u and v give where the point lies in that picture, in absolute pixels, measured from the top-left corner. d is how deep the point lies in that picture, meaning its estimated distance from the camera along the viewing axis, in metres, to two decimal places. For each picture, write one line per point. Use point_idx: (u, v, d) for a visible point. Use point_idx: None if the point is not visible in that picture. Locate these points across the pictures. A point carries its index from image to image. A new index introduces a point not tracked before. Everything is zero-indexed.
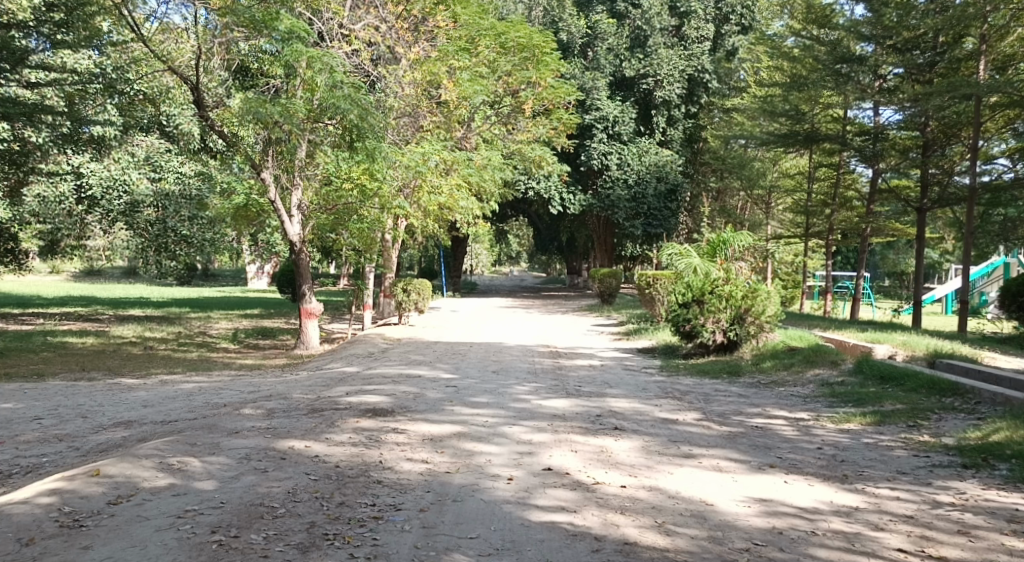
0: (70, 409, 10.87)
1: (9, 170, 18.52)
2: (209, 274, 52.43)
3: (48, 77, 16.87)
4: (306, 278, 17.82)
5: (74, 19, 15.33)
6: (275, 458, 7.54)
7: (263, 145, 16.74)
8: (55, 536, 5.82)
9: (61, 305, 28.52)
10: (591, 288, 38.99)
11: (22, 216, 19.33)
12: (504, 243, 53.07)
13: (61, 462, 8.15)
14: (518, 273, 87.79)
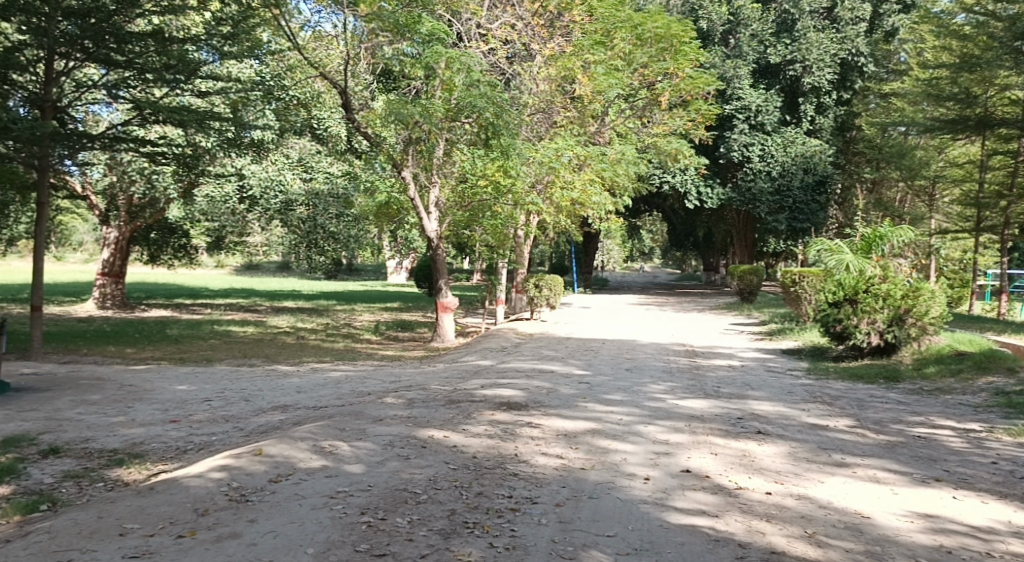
0: (235, 392, 11.58)
1: (182, 170, 17.81)
2: (353, 269, 54.24)
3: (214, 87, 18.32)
4: (442, 274, 18.34)
5: (241, 31, 15.43)
6: (417, 446, 7.74)
7: (404, 145, 17.27)
8: (226, 508, 6.17)
9: (223, 298, 29.83)
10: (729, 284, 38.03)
11: (194, 214, 21.77)
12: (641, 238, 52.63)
13: (228, 441, 8.66)
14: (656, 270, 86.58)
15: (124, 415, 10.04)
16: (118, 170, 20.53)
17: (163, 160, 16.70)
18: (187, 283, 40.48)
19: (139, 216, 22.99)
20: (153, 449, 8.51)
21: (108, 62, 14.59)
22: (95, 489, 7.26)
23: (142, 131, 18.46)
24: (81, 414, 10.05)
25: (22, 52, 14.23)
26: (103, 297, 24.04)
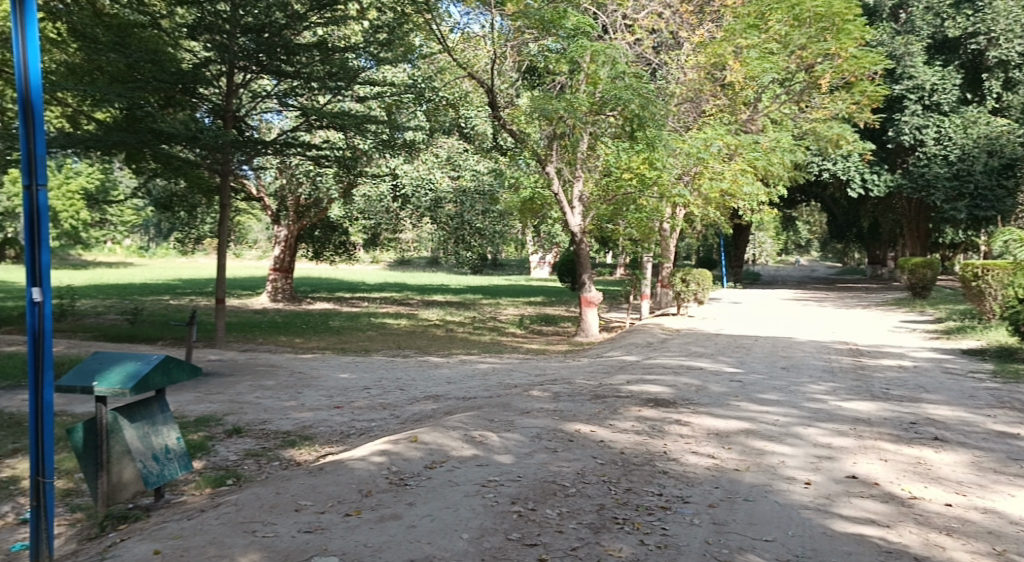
0: (390, 381, 11.96)
1: (342, 172, 18.86)
2: (498, 264, 55.01)
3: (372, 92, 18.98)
4: (586, 269, 18.21)
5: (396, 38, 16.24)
6: (564, 439, 7.66)
7: (548, 140, 17.50)
8: (387, 491, 6.32)
9: (378, 291, 31.14)
10: (898, 279, 35.81)
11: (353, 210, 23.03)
12: (797, 230, 50.41)
13: (385, 427, 8.92)
14: (815, 264, 82.68)
15: (295, 400, 10.57)
16: (288, 174, 22.03)
17: (326, 163, 17.52)
18: (347, 281, 38.80)
19: (305, 216, 24.32)
20: (319, 432, 8.90)
21: (279, 73, 15.46)
22: (271, 468, 7.64)
23: (306, 137, 19.28)
24: (257, 398, 10.67)
25: (208, 69, 15.34)
26: (274, 290, 25.48)
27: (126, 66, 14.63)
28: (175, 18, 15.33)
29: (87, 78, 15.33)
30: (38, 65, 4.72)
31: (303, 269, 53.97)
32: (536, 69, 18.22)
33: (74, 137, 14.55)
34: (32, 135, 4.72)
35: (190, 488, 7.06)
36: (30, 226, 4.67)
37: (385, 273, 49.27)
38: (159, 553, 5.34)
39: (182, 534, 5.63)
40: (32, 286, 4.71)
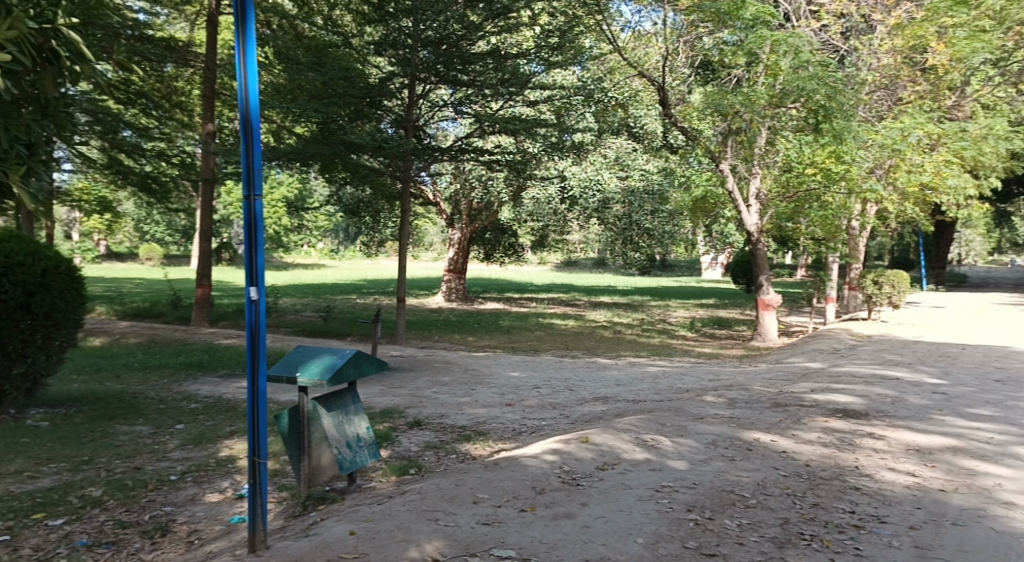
0: (560, 381, 11.86)
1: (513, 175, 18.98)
2: (669, 264, 53.88)
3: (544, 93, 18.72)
4: (763, 269, 17.47)
5: (567, 41, 16.04)
6: (742, 448, 7.22)
7: (723, 136, 16.77)
8: (560, 489, 6.17)
9: (547, 292, 31.60)
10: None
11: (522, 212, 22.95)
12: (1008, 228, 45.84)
13: (556, 427, 8.83)
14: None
15: (470, 396, 10.70)
16: (462, 179, 22.51)
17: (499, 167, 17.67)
18: (516, 280, 40.09)
19: (478, 219, 24.73)
20: (492, 429, 8.91)
21: (455, 83, 15.79)
22: (450, 460, 7.72)
23: (479, 141, 19.59)
24: (432, 392, 10.89)
25: (392, 82, 15.67)
26: (448, 290, 26.16)
27: (322, 84, 15.50)
28: (364, 36, 16.00)
29: (290, 97, 16.48)
30: (258, 82, 4.99)
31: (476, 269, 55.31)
32: (710, 63, 17.80)
33: (278, 151, 15.81)
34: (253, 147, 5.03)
35: (378, 474, 7.25)
36: (250, 230, 4.96)
37: (552, 272, 50.68)
38: (354, 534, 5.38)
39: (373, 517, 5.69)
40: (250, 285, 4.99)
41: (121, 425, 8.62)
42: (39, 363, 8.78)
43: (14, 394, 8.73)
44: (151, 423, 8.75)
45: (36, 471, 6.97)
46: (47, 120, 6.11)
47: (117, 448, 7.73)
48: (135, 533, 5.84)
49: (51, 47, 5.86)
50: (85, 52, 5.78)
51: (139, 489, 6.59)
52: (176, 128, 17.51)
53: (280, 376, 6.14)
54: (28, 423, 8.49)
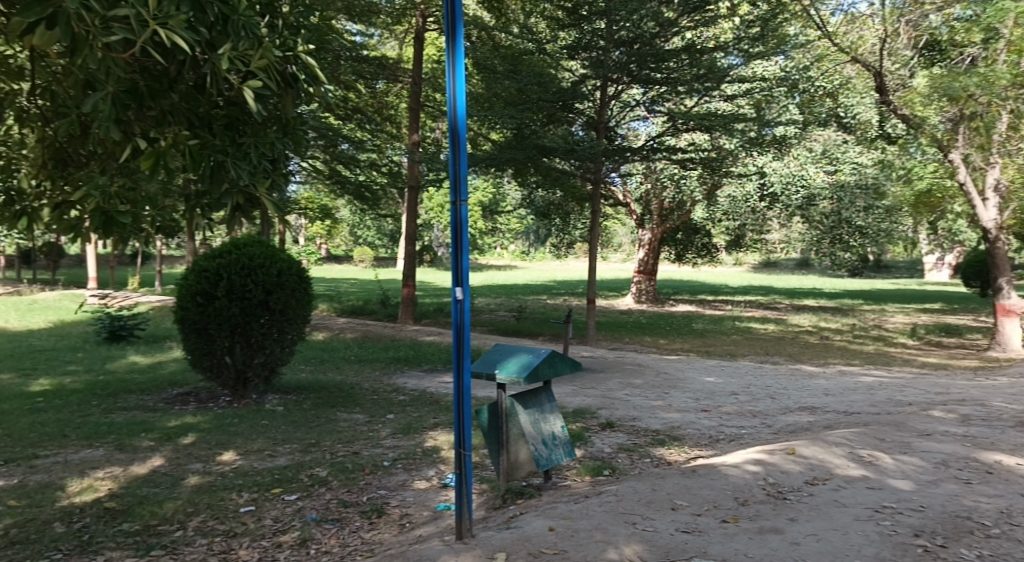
0: (761, 388, 11.11)
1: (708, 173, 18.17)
2: (884, 265, 49.95)
3: (742, 88, 17.48)
4: (1002, 271, 15.68)
5: (770, 30, 15.11)
6: (979, 471, 6.29)
7: (953, 124, 15.17)
8: (765, 502, 5.62)
9: (746, 294, 30.34)
10: None
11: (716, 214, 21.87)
12: None
13: (757, 436, 8.24)
14: None
15: (664, 400, 10.22)
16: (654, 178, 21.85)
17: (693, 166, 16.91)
18: (708, 280, 40.55)
19: (669, 219, 24.01)
20: (689, 434, 8.40)
21: (648, 82, 15.26)
22: (645, 464, 7.32)
23: (673, 140, 18.96)
24: (626, 395, 10.51)
25: (584, 84, 15.58)
26: (638, 292, 25.64)
27: (517, 91, 15.59)
28: (558, 41, 15.83)
29: (486, 105, 16.66)
30: (465, 83, 4.77)
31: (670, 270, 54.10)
32: (937, 43, 16.23)
33: (479, 157, 16.21)
34: (457, 152, 4.81)
35: (572, 473, 6.99)
36: (455, 232, 4.78)
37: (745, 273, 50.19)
38: (553, 531, 5.14)
39: (571, 515, 5.41)
40: (456, 284, 4.82)
41: (340, 412, 8.94)
42: (274, 354, 9.30)
43: (255, 381, 9.36)
44: (365, 412, 9.02)
45: (274, 450, 7.30)
46: (288, 141, 4.75)
47: (340, 433, 7.99)
48: (355, 512, 5.92)
49: (289, 68, 4.60)
50: (322, 75, 4.48)
51: (358, 473, 6.71)
52: (387, 141, 18.11)
53: (480, 372, 6.00)
54: (267, 407, 9.06)
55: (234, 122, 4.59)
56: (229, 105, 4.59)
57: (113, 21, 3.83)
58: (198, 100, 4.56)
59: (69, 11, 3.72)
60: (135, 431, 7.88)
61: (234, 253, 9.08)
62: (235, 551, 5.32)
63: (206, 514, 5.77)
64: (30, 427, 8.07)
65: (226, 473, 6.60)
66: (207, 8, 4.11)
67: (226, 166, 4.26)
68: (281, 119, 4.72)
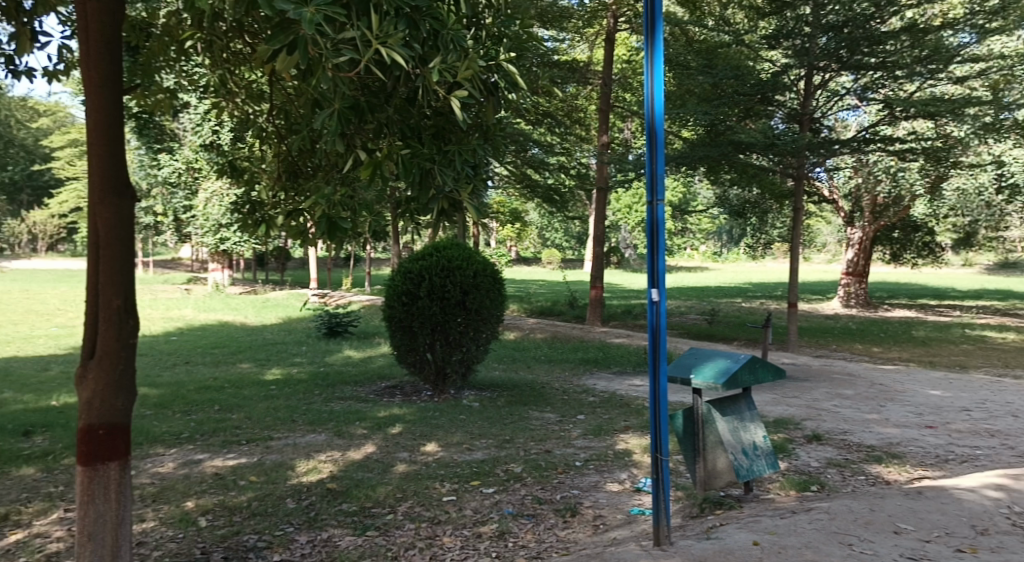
0: (997, 405, 9.91)
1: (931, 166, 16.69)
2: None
3: (974, 70, 15.99)
4: None
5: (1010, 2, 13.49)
6: None
7: None
8: (1011, 533, 4.89)
9: (975, 299, 27.56)
10: None
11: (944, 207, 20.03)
12: None
13: (995, 459, 7.33)
14: None
15: (879, 413, 9.34)
16: (864, 172, 20.26)
17: (913, 155, 15.48)
18: (934, 280, 39.74)
19: (883, 216, 22.16)
20: (910, 452, 7.60)
21: (860, 68, 14.01)
22: (858, 481, 6.65)
23: (889, 130, 17.50)
24: (837, 406, 9.73)
25: (787, 75, 14.69)
26: (846, 295, 23.97)
27: (711, 87, 14.95)
28: (756, 31, 15.03)
29: (679, 103, 16.05)
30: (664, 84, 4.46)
31: (882, 273, 50.43)
32: None
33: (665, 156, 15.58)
34: (655, 151, 4.52)
35: (775, 486, 6.42)
36: (650, 233, 4.49)
37: (975, 274, 46.78)
38: (759, 545, 4.71)
39: (778, 531, 4.91)
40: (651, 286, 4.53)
41: (533, 411, 8.90)
42: (471, 351, 9.40)
43: (455, 376, 9.50)
44: (558, 411, 8.93)
45: (472, 444, 7.35)
46: (488, 148, 4.40)
47: (533, 431, 7.92)
48: (550, 509, 5.74)
49: (489, 76, 4.16)
50: (522, 83, 4.02)
51: (552, 470, 6.54)
52: (574, 143, 18.07)
53: (673, 378, 5.63)
54: (465, 402, 9.19)
55: (441, 132, 4.34)
56: (434, 114, 4.33)
57: (342, 44, 3.68)
58: (408, 110, 4.26)
59: (304, 37, 3.57)
60: (352, 419, 8.27)
61: (435, 255, 9.30)
62: (440, 538, 5.31)
63: (414, 500, 5.83)
64: (265, 411, 8.68)
65: (430, 463, 6.70)
66: (419, 24, 3.87)
67: (433, 173, 3.97)
68: (480, 126, 4.38)
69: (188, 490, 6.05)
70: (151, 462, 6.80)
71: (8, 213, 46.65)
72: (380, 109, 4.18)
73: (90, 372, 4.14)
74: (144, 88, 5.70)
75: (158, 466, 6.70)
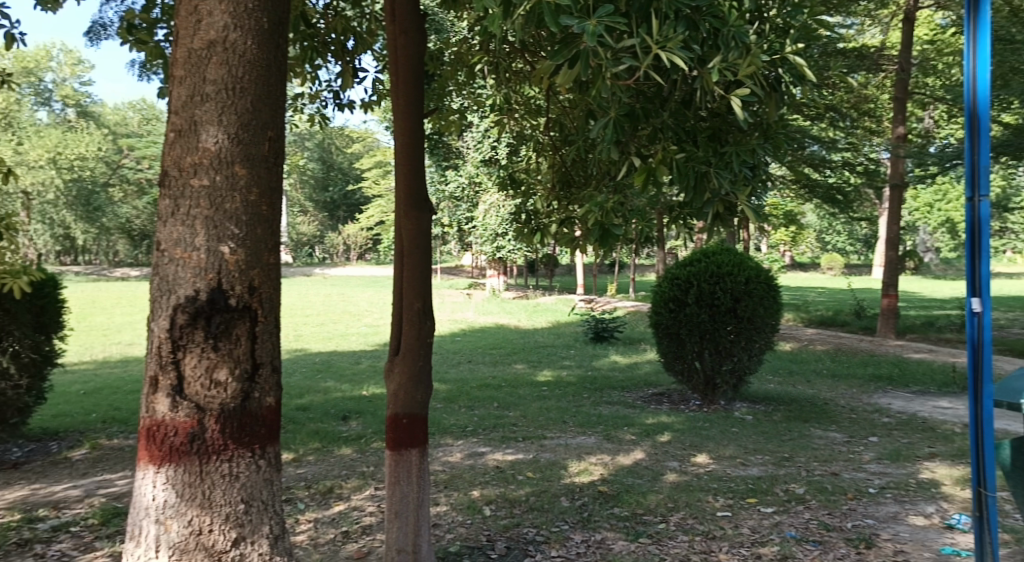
0: None
1: None
2: None
3: None
4: None
5: None
6: None
7: None
8: None
9: None
10: None
11: None
12: None
13: None
14: None
15: None
16: None
17: None
18: None
19: None
20: None
21: None
22: None
23: None
24: None
25: None
26: None
27: None
28: None
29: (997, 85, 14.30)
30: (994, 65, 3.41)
31: None
32: None
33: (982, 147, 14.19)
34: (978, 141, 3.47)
35: None
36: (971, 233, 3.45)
37: None
38: None
39: None
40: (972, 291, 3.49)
41: (815, 429, 8.51)
42: (742, 361, 9.15)
43: (724, 387, 9.31)
44: (844, 432, 8.45)
45: (747, 459, 7.19)
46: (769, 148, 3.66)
47: (816, 451, 7.57)
48: (840, 538, 5.37)
49: (770, 72, 3.52)
50: (814, 77, 3.27)
51: (840, 496, 6.18)
52: (861, 137, 16.95)
53: None
54: (736, 415, 9.01)
55: (718, 133, 3.67)
56: (710, 115, 3.71)
57: (622, 52, 3.17)
58: (683, 113, 3.63)
59: (587, 48, 3.07)
60: (621, 424, 8.46)
61: (705, 260, 9.23)
62: (716, 553, 5.19)
63: (687, 512, 5.83)
64: (539, 410, 9.14)
65: (702, 475, 6.68)
66: (699, 24, 3.28)
67: (709, 175, 3.38)
68: (759, 123, 3.65)
69: (474, 480, 6.57)
70: (442, 451, 7.47)
71: (325, 226, 53.12)
72: (654, 114, 3.58)
73: (396, 366, 4.42)
74: (438, 112, 6.17)
75: (449, 455, 7.34)
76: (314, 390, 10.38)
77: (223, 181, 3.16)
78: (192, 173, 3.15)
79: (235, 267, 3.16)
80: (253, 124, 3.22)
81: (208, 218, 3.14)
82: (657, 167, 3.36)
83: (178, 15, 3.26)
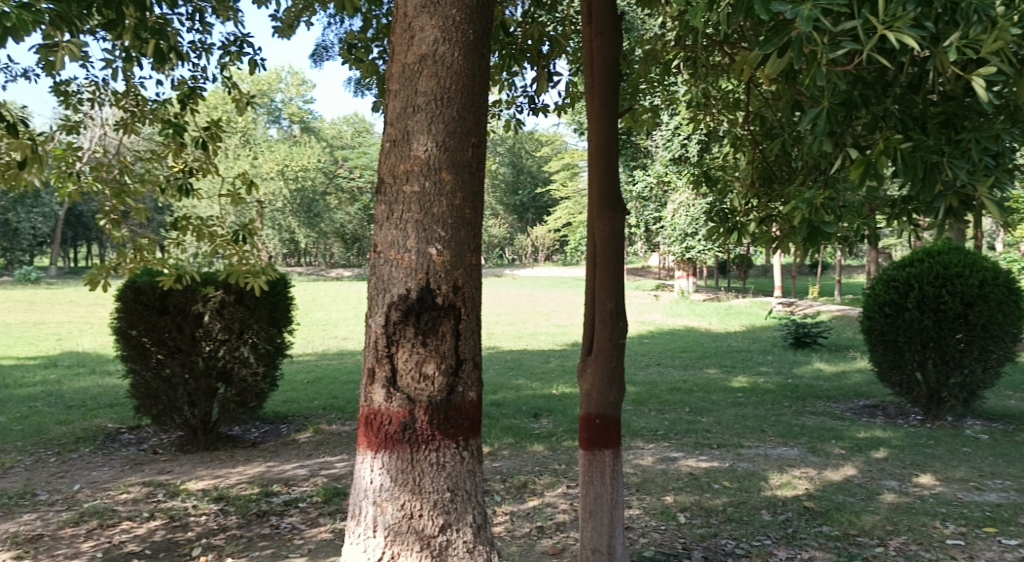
0: None
1: None
2: None
3: None
4: None
5: None
6: None
7: None
8: None
9: None
10: None
11: None
12: None
13: None
14: None
15: None
16: None
17: None
18: None
19: None
20: None
21: None
22: None
23: None
24: None
25: None
26: None
27: None
28: None
29: None
30: None
31: None
32: None
33: None
34: None
35: None
36: None
37: None
38: None
39: None
40: None
41: None
42: (974, 374, 8.36)
43: (951, 402, 8.55)
44: None
45: (981, 483, 6.57)
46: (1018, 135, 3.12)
47: None
48: None
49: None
50: None
51: None
52: None
53: None
54: (967, 433, 8.22)
55: (953, 119, 3.07)
56: (943, 98, 3.12)
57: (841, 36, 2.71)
58: (911, 99, 3.11)
59: (800, 33, 2.66)
60: (827, 436, 8.06)
61: (927, 261, 8.66)
62: None
63: (908, 536, 5.43)
64: (735, 417, 8.90)
65: (926, 497, 6.20)
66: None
67: (942, 165, 2.88)
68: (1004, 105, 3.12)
69: (667, 485, 6.52)
70: (634, 454, 7.47)
71: (515, 228, 54.52)
72: (875, 101, 3.10)
73: (589, 366, 4.49)
74: (631, 112, 6.10)
75: (640, 458, 7.33)
76: (507, 386, 10.71)
77: (431, 186, 3.35)
78: (405, 180, 3.36)
79: (442, 268, 3.34)
80: (458, 132, 3.40)
81: (419, 222, 3.34)
82: (881, 156, 2.89)
83: (394, 32, 3.50)
